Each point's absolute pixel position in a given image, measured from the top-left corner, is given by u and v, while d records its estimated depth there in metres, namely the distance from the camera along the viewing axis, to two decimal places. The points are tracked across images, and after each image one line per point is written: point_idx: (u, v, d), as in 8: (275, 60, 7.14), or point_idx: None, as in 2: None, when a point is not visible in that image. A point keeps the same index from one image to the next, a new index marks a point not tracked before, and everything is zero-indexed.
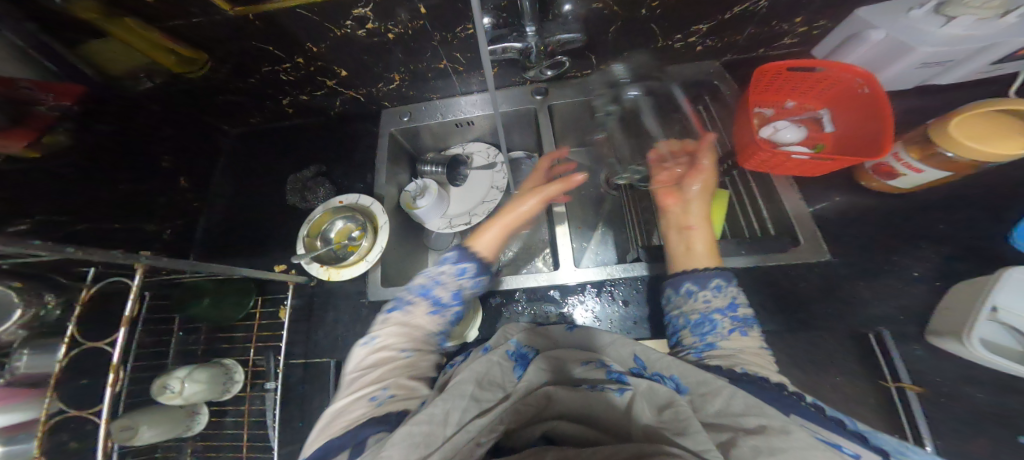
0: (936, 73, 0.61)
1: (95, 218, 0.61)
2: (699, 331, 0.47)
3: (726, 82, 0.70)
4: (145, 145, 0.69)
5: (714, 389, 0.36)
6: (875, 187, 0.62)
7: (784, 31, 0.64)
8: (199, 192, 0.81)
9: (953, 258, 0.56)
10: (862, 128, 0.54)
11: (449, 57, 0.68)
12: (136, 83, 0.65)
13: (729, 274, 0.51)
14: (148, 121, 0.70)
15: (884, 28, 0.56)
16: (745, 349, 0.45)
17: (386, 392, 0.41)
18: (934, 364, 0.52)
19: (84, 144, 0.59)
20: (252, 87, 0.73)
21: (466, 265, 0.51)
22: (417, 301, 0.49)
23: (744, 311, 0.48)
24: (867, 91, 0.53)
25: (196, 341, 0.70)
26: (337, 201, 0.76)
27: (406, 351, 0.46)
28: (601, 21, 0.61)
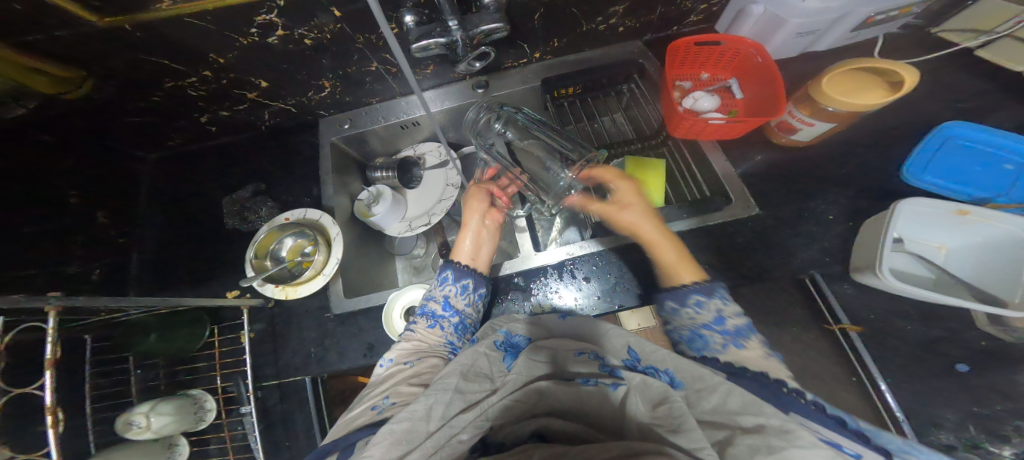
0: (812, 40, 0.68)
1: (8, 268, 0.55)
2: (696, 349, 0.48)
3: (648, 60, 0.74)
4: (44, 182, 0.62)
5: (710, 386, 0.36)
6: (781, 142, 0.68)
7: (689, 8, 0.68)
8: (121, 224, 0.74)
9: (862, 195, 0.64)
10: (761, 93, 0.60)
11: (378, 59, 0.67)
12: (1, 110, 0.55)
13: (711, 285, 0.54)
14: (52, 158, 0.63)
15: (761, 3, 0.62)
16: (745, 359, 0.43)
17: (386, 400, 0.45)
18: (858, 295, 0.60)
19: None
20: (160, 105, 0.69)
21: (446, 274, 0.61)
22: (418, 319, 0.58)
23: (733, 322, 0.49)
24: (761, 61, 0.58)
25: (156, 376, 0.66)
26: (281, 218, 0.74)
27: (410, 362, 0.52)
28: (523, 12, 0.62)
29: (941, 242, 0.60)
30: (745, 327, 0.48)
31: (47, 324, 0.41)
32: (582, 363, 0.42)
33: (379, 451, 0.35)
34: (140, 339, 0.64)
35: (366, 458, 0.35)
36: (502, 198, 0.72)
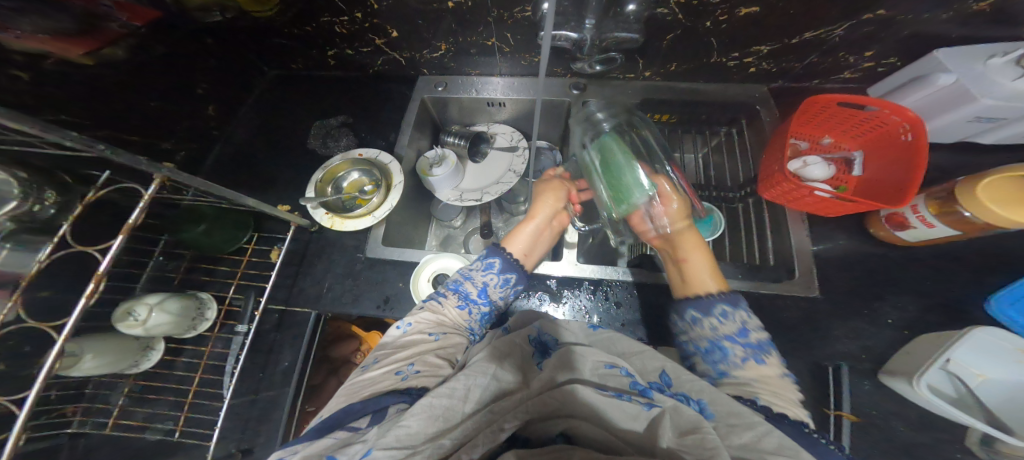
0: (983, 130, 0.61)
1: (117, 127, 0.61)
2: (711, 359, 0.46)
3: (767, 108, 0.71)
4: (182, 68, 0.68)
5: (746, 423, 0.35)
6: (882, 235, 0.65)
7: (849, 64, 0.65)
8: (222, 119, 0.80)
9: (931, 310, 0.61)
10: (895, 175, 0.56)
11: (500, 36, 0.68)
12: (205, 15, 0.66)
13: (738, 297, 0.48)
14: (194, 52, 0.70)
15: (955, 73, 0.55)
16: (762, 379, 0.42)
17: (411, 368, 0.46)
18: (875, 394, 0.57)
19: (132, 60, 0.60)
20: (307, 34, 0.72)
21: (494, 261, 0.60)
22: (450, 294, 0.58)
23: (756, 335, 0.45)
24: (909, 139, 0.54)
25: (174, 268, 0.69)
26: (356, 153, 0.76)
27: (434, 334, 0.51)
28: (660, 29, 0.61)
29: (982, 370, 0.52)
30: (764, 340, 0.45)
31: (148, 190, 0.41)
32: (606, 376, 0.40)
33: (417, 424, 0.35)
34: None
35: (404, 428, 0.35)
36: (575, 203, 0.72)
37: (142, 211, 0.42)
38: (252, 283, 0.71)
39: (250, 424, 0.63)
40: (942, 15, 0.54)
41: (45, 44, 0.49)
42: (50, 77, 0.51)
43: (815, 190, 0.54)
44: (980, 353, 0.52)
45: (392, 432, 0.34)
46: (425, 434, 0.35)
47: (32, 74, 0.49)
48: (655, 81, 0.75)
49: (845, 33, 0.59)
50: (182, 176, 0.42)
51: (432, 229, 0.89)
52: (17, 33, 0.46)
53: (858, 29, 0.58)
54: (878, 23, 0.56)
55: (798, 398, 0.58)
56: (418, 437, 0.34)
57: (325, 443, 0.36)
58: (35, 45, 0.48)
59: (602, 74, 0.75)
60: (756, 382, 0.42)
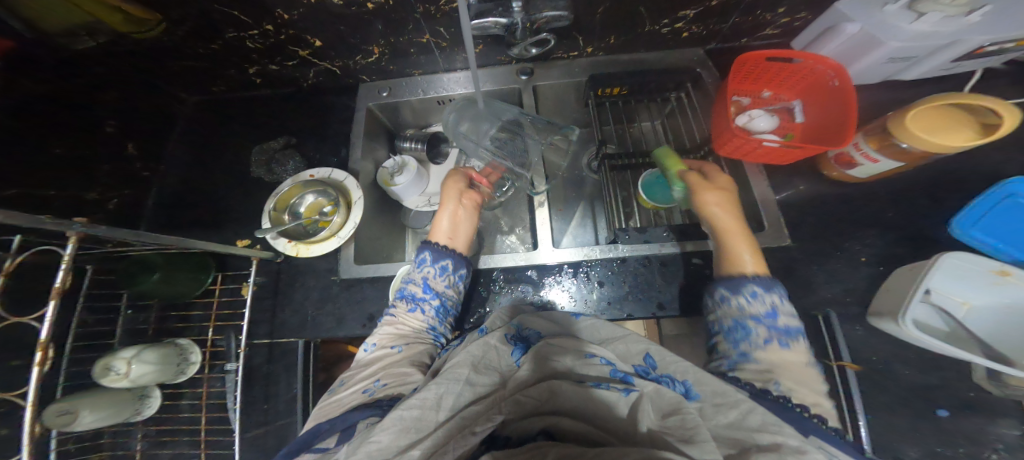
0: (902, 67, 0.62)
1: (27, 185, 0.56)
2: (732, 337, 0.47)
3: (708, 70, 0.70)
4: (85, 108, 0.64)
5: (730, 401, 0.35)
6: (836, 176, 0.66)
7: (767, 21, 0.65)
8: (150, 161, 0.75)
9: (899, 240, 0.62)
10: (829, 119, 0.56)
11: (432, 31, 0.66)
12: (73, 41, 0.58)
13: (767, 281, 0.49)
14: (91, 86, 0.64)
15: (860, 21, 0.55)
16: (784, 361, 0.43)
17: (378, 383, 0.48)
18: (869, 339, 0.58)
19: (13, 104, 0.54)
20: (216, 52, 0.67)
21: (424, 256, 0.60)
22: (399, 302, 0.59)
23: (785, 320, 0.46)
24: (836, 85, 0.54)
25: (145, 320, 0.65)
26: (307, 174, 0.71)
27: (396, 346, 0.53)
28: (588, 4, 0.59)
29: (965, 298, 0.55)
30: (797, 327, 0.47)
31: (64, 249, 0.36)
32: (586, 365, 0.40)
33: (388, 438, 0.35)
34: (144, 277, 0.62)
35: (374, 443, 0.34)
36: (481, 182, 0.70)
37: (68, 272, 0.36)
38: (230, 322, 0.67)
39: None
40: None
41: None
42: None
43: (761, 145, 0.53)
44: (956, 280, 0.54)
45: (362, 448, 0.34)
46: (396, 448, 0.34)
47: None
48: (597, 56, 0.74)
49: None
50: (103, 229, 0.37)
51: (409, 237, 0.84)
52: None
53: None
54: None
55: None
56: (388, 452, 0.34)
57: None
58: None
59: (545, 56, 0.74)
60: (778, 365, 0.43)
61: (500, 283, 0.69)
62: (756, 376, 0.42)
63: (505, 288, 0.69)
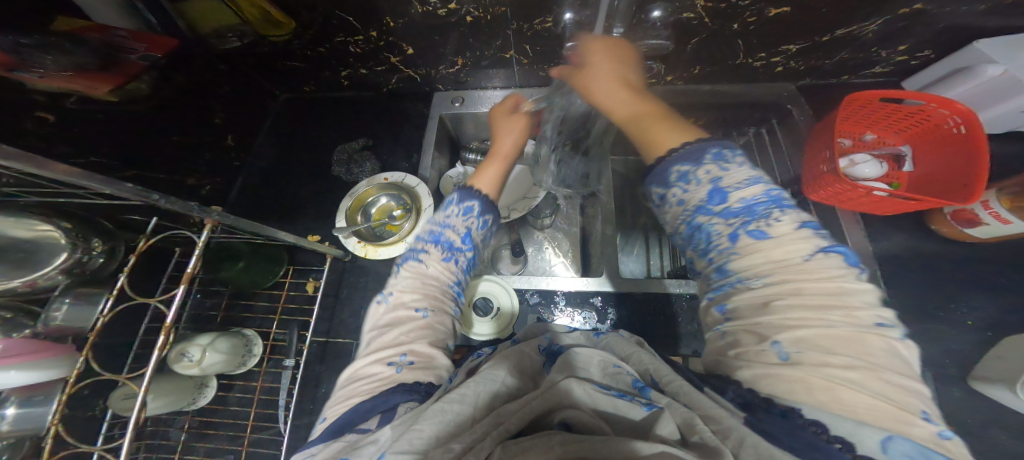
0: None
1: (146, 167, 0.60)
2: (702, 250, 0.38)
3: (800, 106, 0.67)
4: (201, 102, 0.69)
5: (722, 430, 0.27)
6: (946, 232, 0.60)
7: (879, 60, 0.62)
8: (242, 150, 0.79)
9: (1012, 308, 0.57)
10: (955, 169, 0.51)
11: (518, 48, 0.66)
12: (221, 42, 0.66)
13: (700, 147, 0.40)
14: (211, 81, 0.70)
15: (1004, 64, 0.52)
16: (769, 262, 0.33)
17: (404, 358, 0.39)
18: (967, 403, 0.53)
19: (160, 94, 0.61)
20: (321, 56, 0.70)
21: (471, 205, 0.52)
22: (429, 249, 0.49)
23: (741, 198, 0.36)
24: (962, 132, 0.50)
25: (215, 306, 0.69)
26: (382, 178, 0.74)
27: (421, 310, 0.43)
28: (688, 34, 0.59)
29: None
30: (768, 196, 0.36)
31: (202, 236, 0.41)
32: (615, 376, 0.36)
33: (431, 428, 0.29)
34: (228, 264, 0.67)
35: (418, 433, 0.29)
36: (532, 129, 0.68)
37: (199, 259, 0.41)
38: (294, 318, 0.70)
39: None
40: (973, 8, 0.50)
41: (69, 82, 0.49)
42: (83, 121, 0.51)
43: (873, 190, 0.50)
44: None
45: (404, 435, 0.29)
46: (438, 441, 0.29)
47: (56, 116, 0.48)
48: (676, 85, 0.71)
49: (877, 30, 0.55)
50: (229, 219, 0.42)
51: None
52: (41, 72, 0.46)
53: (891, 25, 0.54)
54: (911, 18, 0.52)
55: None
56: (428, 443, 0.29)
57: (335, 446, 0.31)
58: (59, 83, 0.48)
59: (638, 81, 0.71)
60: (770, 273, 0.33)
61: (563, 305, 0.67)
62: (748, 331, 0.32)
63: (566, 312, 0.66)
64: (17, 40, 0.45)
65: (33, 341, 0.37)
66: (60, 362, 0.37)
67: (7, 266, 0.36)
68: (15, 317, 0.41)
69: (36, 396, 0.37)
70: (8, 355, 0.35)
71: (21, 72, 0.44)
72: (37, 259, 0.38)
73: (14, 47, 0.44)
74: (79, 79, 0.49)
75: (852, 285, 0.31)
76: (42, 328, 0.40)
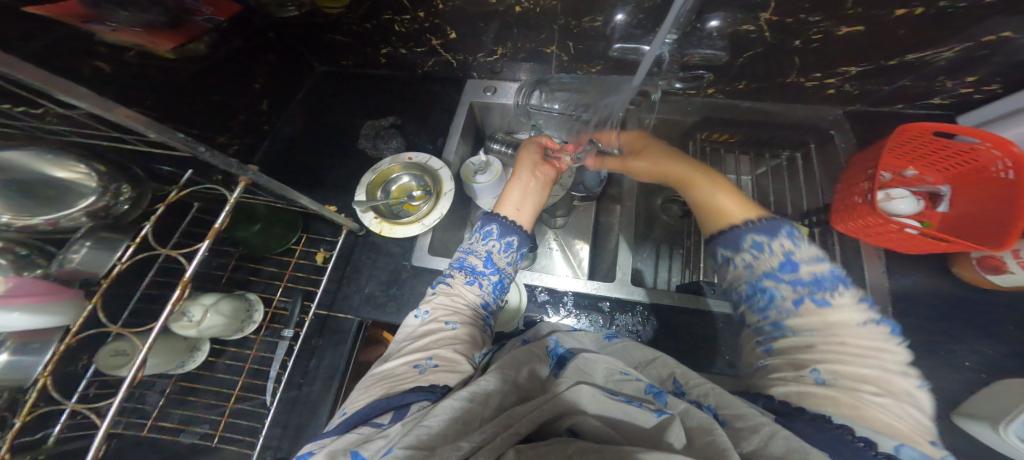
0: None
1: (184, 123, 0.60)
2: (757, 306, 0.40)
3: (841, 133, 0.67)
4: (245, 66, 0.68)
5: (752, 426, 0.31)
6: (967, 277, 0.60)
7: (942, 89, 0.61)
8: (272, 114, 0.79)
9: (1014, 356, 0.57)
10: (993, 216, 0.51)
11: (561, 44, 0.65)
12: (279, 10, 0.65)
13: (776, 220, 0.41)
14: (259, 47, 0.69)
15: None
16: (826, 325, 0.36)
17: (429, 361, 0.43)
18: (948, 440, 0.54)
19: (214, 55, 0.62)
20: (364, 32, 0.70)
21: (490, 228, 0.57)
22: (455, 273, 0.56)
23: (809, 270, 0.38)
24: (1010, 178, 0.50)
25: (223, 266, 0.68)
26: (406, 157, 0.75)
27: (450, 323, 0.49)
28: (742, 47, 0.58)
29: None
30: (833, 274, 0.38)
31: (233, 193, 0.41)
32: (620, 383, 0.38)
33: (439, 425, 0.32)
34: (244, 225, 0.66)
35: (426, 429, 0.32)
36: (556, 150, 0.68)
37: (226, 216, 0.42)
38: (298, 286, 0.72)
39: (286, 432, 0.63)
40: None
41: (138, 37, 0.50)
42: (134, 71, 0.51)
43: (905, 227, 0.50)
44: None
45: (411, 431, 0.31)
46: (445, 437, 0.31)
47: (112, 66, 0.49)
48: (716, 98, 0.71)
49: (950, 58, 0.54)
50: (263, 179, 0.42)
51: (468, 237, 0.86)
52: (113, 26, 0.47)
53: (967, 54, 0.53)
54: (991, 47, 0.51)
55: None
56: (436, 439, 0.31)
57: (348, 438, 0.34)
58: (128, 38, 0.49)
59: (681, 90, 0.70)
60: (822, 332, 0.36)
61: (570, 306, 0.67)
62: (788, 362, 0.36)
63: (572, 313, 0.67)
64: None
65: (40, 281, 0.38)
66: (65, 309, 0.37)
67: (34, 204, 0.38)
68: (29, 255, 0.40)
69: (34, 344, 0.37)
70: (18, 292, 0.35)
71: (95, 25, 0.45)
72: (61, 201, 0.39)
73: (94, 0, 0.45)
74: (145, 35, 0.50)
75: (895, 347, 0.34)
76: (53, 270, 0.39)
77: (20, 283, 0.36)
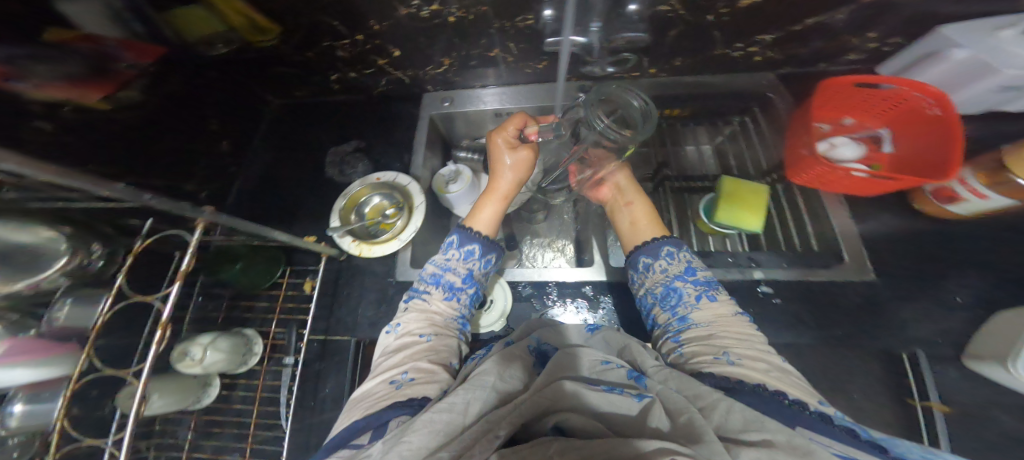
0: (1007, 99, 0.59)
1: (141, 174, 0.62)
2: (669, 305, 0.51)
3: (780, 96, 0.68)
4: (195, 110, 0.70)
5: (709, 403, 0.34)
6: (930, 210, 0.62)
7: (851, 47, 0.63)
8: (236, 156, 0.81)
9: (998, 284, 0.57)
10: (936, 150, 0.52)
11: (503, 46, 0.67)
12: (208, 49, 0.66)
13: (678, 240, 0.55)
14: (203, 87, 0.71)
15: (969, 48, 0.53)
16: (717, 317, 0.47)
17: (405, 376, 0.45)
18: (957, 380, 0.54)
19: (150, 102, 0.62)
20: (310, 61, 0.72)
21: (472, 248, 0.57)
22: (431, 289, 0.56)
23: (702, 275, 0.51)
24: (938, 113, 0.51)
25: (216, 308, 0.71)
26: (374, 177, 0.76)
27: (423, 335, 0.51)
28: (664, 26, 0.59)
29: None
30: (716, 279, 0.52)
31: (193, 234, 0.42)
32: (604, 373, 0.40)
33: (420, 440, 0.32)
34: (227, 267, 0.70)
35: (406, 445, 0.32)
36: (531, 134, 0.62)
37: (192, 258, 0.43)
38: (293, 317, 0.71)
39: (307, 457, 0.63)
40: None
41: (62, 91, 0.49)
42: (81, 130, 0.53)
43: (852, 171, 0.50)
44: None
45: (395, 447, 0.32)
46: (427, 450, 0.32)
47: (54, 124, 0.49)
48: (661, 76, 0.72)
49: (845, 17, 0.56)
50: (223, 218, 0.43)
51: None
52: (33, 82, 0.46)
53: (858, 13, 0.55)
54: (878, 8, 0.53)
55: (865, 383, 0.55)
56: (418, 454, 0.31)
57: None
58: (54, 93, 0.48)
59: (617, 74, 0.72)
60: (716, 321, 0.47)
61: (555, 296, 0.68)
62: (701, 349, 0.44)
63: (558, 302, 0.68)
64: (12, 51, 0.44)
65: (33, 339, 0.39)
66: (66, 359, 0.39)
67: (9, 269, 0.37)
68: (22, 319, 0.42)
69: (45, 393, 0.39)
70: (16, 352, 0.37)
71: (15, 83, 0.44)
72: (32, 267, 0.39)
73: (8, 57, 0.43)
74: (70, 88, 0.50)
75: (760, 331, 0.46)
76: (43, 329, 0.41)
77: (15, 344, 0.37)
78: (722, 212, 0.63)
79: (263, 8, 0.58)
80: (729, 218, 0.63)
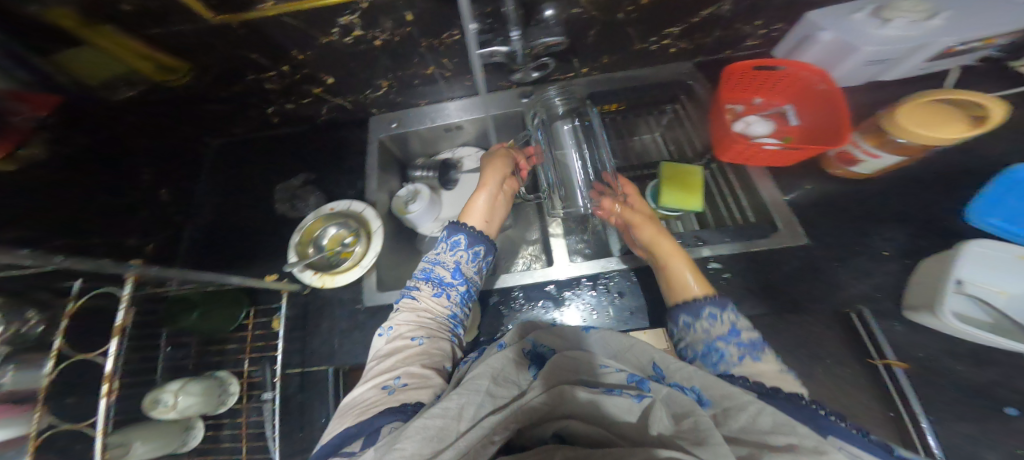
0: (883, 69, 0.66)
1: (73, 234, 0.59)
2: (708, 364, 0.45)
3: (698, 81, 0.73)
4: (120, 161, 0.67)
5: (739, 404, 0.34)
6: (838, 174, 0.67)
7: (747, 33, 0.68)
8: (181, 202, 0.79)
9: (919, 233, 0.62)
10: (827, 121, 0.58)
11: (437, 63, 0.69)
12: (111, 92, 0.63)
13: (722, 298, 0.49)
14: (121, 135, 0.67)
15: (831, 31, 0.60)
16: (764, 376, 0.41)
17: (399, 381, 0.44)
18: (904, 330, 0.57)
19: (60, 158, 0.58)
20: (238, 94, 0.73)
21: (459, 239, 0.60)
22: (422, 285, 0.57)
23: (747, 336, 0.45)
24: (824, 88, 0.58)
25: (185, 355, 0.67)
26: (327, 208, 0.76)
27: (416, 337, 0.50)
28: (581, 27, 0.63)
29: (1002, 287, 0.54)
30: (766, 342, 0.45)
31: (124, 290, 0.41)
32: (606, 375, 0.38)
33: (414, 446, 0.32)
34: (184, 315, 0.67)
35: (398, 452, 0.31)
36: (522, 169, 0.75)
37: (127, 313, 0.41)
38: (265, 353, 0.69)
39: None
40: None
41: None
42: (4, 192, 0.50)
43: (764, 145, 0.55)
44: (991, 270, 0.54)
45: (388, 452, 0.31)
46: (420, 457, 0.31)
47: None
48: (593, 75, 0.76)
49: (732, 7, 0.61)
50: (153, 270, 0.41)
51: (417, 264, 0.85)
52: None
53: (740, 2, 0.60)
54: None
55: (824, 338, 0.58)
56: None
57: None
58: None
59: (545, 78, 0.76)
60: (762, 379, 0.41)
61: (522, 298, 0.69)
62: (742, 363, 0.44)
63: (527, 305, 0.68)
64: None
65: None
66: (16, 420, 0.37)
67: None
68: None
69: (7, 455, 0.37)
70: None
71: None
72: None
73: None
74: None
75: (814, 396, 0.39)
76: None
77: None
78: (666, 195, 0.66)
79: (176, 44, 0.58)
80: (673, 201, 0.66)
